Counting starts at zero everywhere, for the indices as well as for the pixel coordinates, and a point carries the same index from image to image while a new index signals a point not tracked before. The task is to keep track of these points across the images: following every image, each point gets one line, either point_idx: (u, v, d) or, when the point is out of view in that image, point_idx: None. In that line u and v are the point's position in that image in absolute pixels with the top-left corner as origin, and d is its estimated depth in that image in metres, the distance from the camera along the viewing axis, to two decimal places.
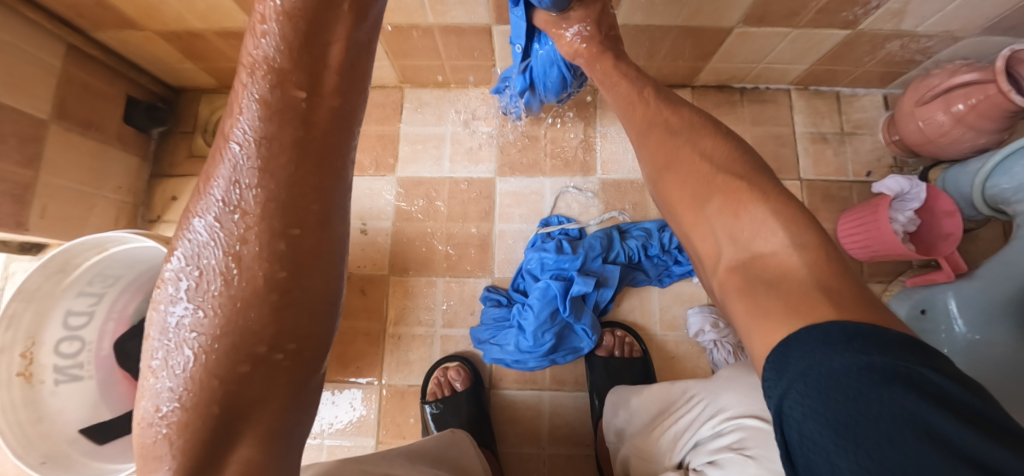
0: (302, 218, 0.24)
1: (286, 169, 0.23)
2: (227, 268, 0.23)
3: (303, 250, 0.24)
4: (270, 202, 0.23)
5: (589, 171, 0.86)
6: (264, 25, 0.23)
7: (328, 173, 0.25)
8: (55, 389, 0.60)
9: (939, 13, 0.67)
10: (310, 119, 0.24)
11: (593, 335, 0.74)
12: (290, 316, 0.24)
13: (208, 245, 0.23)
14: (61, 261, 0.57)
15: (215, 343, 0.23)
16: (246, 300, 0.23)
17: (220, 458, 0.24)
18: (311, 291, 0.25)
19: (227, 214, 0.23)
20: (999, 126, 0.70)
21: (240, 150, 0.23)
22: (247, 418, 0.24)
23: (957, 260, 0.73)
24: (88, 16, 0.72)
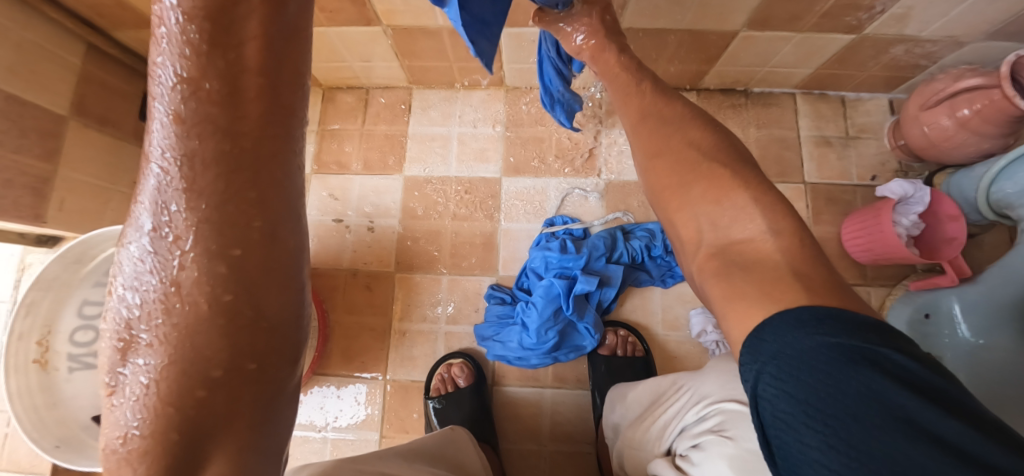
0: (244, 237, 0.20)
1: (216, 186, 0.19)
2: (167, 298, 0.19)
3: (253, 270, 0.20)
4: (203, 223, 0.19)
5: (594, 172, 0.87)
6: (162, 31, 0.18)
7: (274, 182, 0.20)
8: (69, 376, 0.61)
9: (943, 17, 0.67)
10: (238, 130, 0.19)
11: (595, 334, 0.74)
12: (240, 348, 0.20)
13: (143, 274, 0.20)
14: (78, 252, 0.59)
15: (158, 385, 0.19)
16: (190, 327, 0.19)
17: None
18: (267, 314, 0.20)
19: (161, 242, 0.19)
20: (1003, 131, 0.70)
21: (164, 176, 0.19)
22: (205, 469, 0.20)
23: (962, 264, 0.74)
24: (107, 16, 0.74)
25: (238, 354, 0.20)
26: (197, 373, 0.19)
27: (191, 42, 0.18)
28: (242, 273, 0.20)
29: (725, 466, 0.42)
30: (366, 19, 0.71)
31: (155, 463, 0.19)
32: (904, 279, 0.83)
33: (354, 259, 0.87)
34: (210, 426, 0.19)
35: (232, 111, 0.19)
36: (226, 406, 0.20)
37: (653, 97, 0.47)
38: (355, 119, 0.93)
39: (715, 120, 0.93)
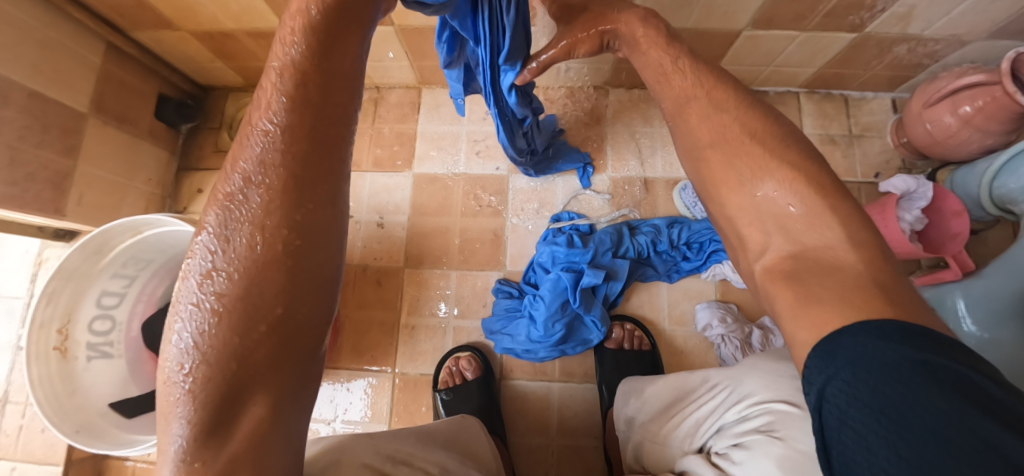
0: (311, 199, 0.29)
1: (295, 160, 0.28)
2: (253, 238, 0.27)
3: (302, 254, 0.28)
4: (283, 185, 0.28)
5: (601, 169, 0.88)
6: (294, 38, 0.29)
7: (333, 161, 0.30)
8: (87, 364, 0.63)
9: (945, 16, 0.68)
10: (322, 108, 0.29)
11: (602, 328, 0.75)
12: (284, 313, 0.28)
13: (214, 254, 0.28)
14: (99, 242, 0.61)
15: (231, 301, 0.27)
16: (266, 263, 0.27)
17: (238, 396, 0.27)
18: (313, 278, 0.28)
19: (252, 189, 0.28)
20: (1006, 128, 0.71)
21: (265, 134, 0.28)
22: (249, 403, 0.27)
23: (965, 258, 0.76)
24: (128, 16, 0.76)
25: (284, 316, 0.27)
26: (252, 326, 0.27)
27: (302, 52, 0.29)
28: (297, 257, 0.28)
29: (771, 464, 0.39)
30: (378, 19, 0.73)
31: (214, 376, 0.26)
32: (910, 275, 0.83)
33: (363, 255, 0.88)
34: (263, 351, 0.27)
35: (298, 139, 0.28)
36: (271, 352, 0.27)
37: None
38: (366, 118, 0.95)
39: None
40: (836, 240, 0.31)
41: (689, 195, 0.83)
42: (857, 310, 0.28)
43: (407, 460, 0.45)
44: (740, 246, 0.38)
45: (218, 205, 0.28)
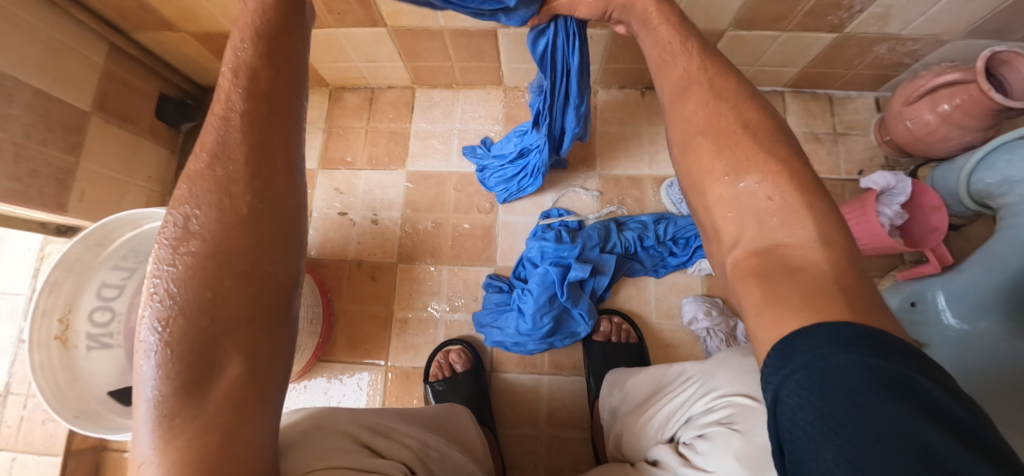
0: (271, 169, 0.33)
1: (247, 136, 0.33)
2: (221, 205, 0.31)
3: (265, 215, 0.32)
4: (242, 156, 0.33)
5: (590, 166, 0.90)
6: (243, 45, 0.35)
7: (287, 138, 0.35)
8: (87, 354, 0.65)
9: (921, 16, 0.70)
10: (270, 97, 0.35)
11: (589, 320, 0.77)
12: (251, 262, 0.31)
13: (187, 222, 0.31)
14: (100, 235, 0.64)
15: (200, 262, 0.30)
16: (233, 224, 0.31)
17: (213, 352, 0.29)
18: (276, 233, 0.32)
19: (218, 166, 0.32)
20: (983, 124, 0.73)
21: (223, 123, 0.33)
22: (224, 351, 0.29)
23: (944, 252, 0.77)
24: (130, 18, 0.79)
25: (252, 264, 0.31)
26: (221, 280, 0.30)
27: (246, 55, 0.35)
28: (260, 213, 0.32)
29: (732, 459, 0.42)
30: (372, 20, 0.76)
31: (190, 329, 0.29)
32: (893, 270, 0.85)
33: (358, 250, 0.90)
34: (235, 304, 0.30)
35: (254, 121, 0.34)
36: (244, 303, 0.30)
37: None
38: (361, 117, 0.97)
39: None
40: (794, 220, 0.33)
41: (676, 191, 0.85)
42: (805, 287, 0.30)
43: (388, 432, 0.47)
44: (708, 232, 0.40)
45: (187, 183, 0.32)
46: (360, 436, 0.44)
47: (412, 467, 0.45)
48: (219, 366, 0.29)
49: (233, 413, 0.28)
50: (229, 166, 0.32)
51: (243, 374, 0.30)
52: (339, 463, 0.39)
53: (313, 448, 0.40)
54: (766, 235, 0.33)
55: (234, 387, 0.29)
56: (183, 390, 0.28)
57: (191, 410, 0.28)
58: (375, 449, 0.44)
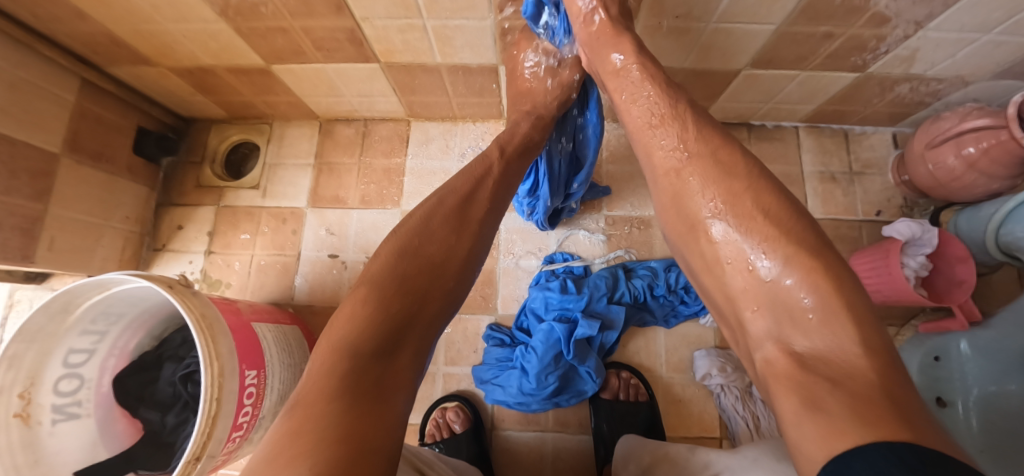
0: (471, 230, 0.49)
1: (473, 202, 0.51)
2: (447, 241, 0.46)
3: (460, 265, 0.47)
4: (467, 215, 0.49)
5: (595, 208, 0.85)
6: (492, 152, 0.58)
7: (487, 216, 0.51)
8: (52, 429, 0.59)
9: (950, 58, 0.66)
10: (491, 179, 0.54)
11: (597, 379, 0.72)
12: (428, 297, 0.43)
13: (421, 238, 0.45)
14: (63, 301, 0.57)
15: (418, 273, 0.43)
16: (444, 261, 0.45)
17: (398, 341, 0.38)
18: (457, 280, 0.46)
19: (452, 212, 0.48)
20: (1012, 172, 0.69)
21: (467, 186, 0.51)
22: (403, 343, 0.39)
23: (971, 308, 0.71)
24: (102, 52, 0.73)
25: (428, 298, 0.43)
26: (425, 294, 0.42)
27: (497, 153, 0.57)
28: (448, 265, 0.45)
29: None
30: (365, 58, 0.72)
31: (396, 311, 0.40)
32: (913, 319, 0.81)
33: None
34: (424, 316, 0.42)
35: (486, 198, 0.52)
36: (425, 316, 0.42)
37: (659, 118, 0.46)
38: (353, 153, 0.94)
39: None
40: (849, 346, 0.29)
41: None
42: None
43: (428, 463, 0.50)
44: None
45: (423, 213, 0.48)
46: (415, 462, 0.48)
47: None
48: (382, 367, 0.36)
49: (387, 408, 0.33)
50: (434, 224, 0.47)
51: (395, 380, 0.36)
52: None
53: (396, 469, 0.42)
54: (779, 325, 0.34)
55: (385, 389, 0.34)
56: (350, 374, 0.34)
57: (350, 393, 0.32)
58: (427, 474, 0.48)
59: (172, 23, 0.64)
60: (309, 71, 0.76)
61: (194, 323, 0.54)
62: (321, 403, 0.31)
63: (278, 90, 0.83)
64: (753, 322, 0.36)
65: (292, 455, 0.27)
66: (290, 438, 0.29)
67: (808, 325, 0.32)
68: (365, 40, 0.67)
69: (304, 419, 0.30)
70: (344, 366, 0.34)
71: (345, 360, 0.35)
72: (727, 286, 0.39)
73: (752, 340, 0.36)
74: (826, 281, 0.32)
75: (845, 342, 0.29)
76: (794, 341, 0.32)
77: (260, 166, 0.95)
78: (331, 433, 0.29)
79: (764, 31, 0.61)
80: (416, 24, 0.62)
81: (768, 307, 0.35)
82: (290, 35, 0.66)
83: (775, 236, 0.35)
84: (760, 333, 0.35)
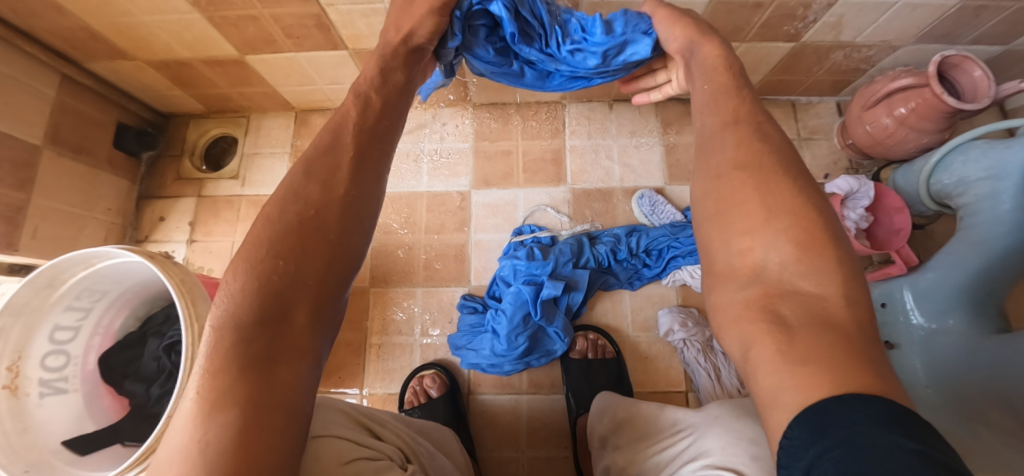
0: (361, 165, 0.38)
1: (360, 134, 0.39)
2: (327, 186, 0.35)
3: (354, 203, 0.36)
4: (353, 151, 0.38)
5: (559, 182, 0.90)
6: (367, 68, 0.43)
7: (380, 146, 0.40)
8: (39, 401, 0.61)
9: (873, 24, 0.72)
10: (387, 91, 0.42)
11: (565, 338, 0.76)
12: (311, 249, 0.33)
13: (292, 189, 0.35)
14: (49, 276, 0.59)
15: (291, 230, 0.33)
16: (331, 206, 0.35)
17: (289, 304, 0.32)
18: (356, 222, 0.36)
19: (331, 150, 0.37)
20: (939, 126, 0.75)
21: (348, 112, 0.40)
22: (294, 307, 0.32)
23: (908, 253, 0.77)
24: (81, 48, 0.76)
25: (312, 251, 0.33)
26: (307, 251, 0.33)
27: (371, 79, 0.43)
28: (326, 210, 0.35)
29: None
30: (332, 44, 0.76)
31: (273, 277, 0.32)
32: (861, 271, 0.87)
33: None
34: (318, 269, 0.33)
35: (375, 121, 0.40)
36: (319, 269, 0.33)
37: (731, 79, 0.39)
38: None
39: (674, 128, 0.94)
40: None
41: (647, 203, 0.87)
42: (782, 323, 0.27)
43: (381, 421, 0.54)
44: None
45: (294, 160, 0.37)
46: (360, 419, 0.51)
47: (401, 450, 0.51)
48: (276, 336, 0.30)
49: (283, 378, 0.30)
50: (299, 167, 0.36)
51: (296, 344, 0.31)
52: (337, 435, 0.45)
53: (318, 419, 0.46)
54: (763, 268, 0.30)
55: (284, 356, 0.30)
56: (238, 345, 0.29)
57: (241, 365, 0.29)
58: (372, 431, 0.51)
59: (146, 15, 0.68)
60: (280, 59, 0.80)
61: (173, 287, 0.57)
62: (211, 378, 0.28)
63: (254, 80, 0.86)
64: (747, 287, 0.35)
65: (198, 429, 0.27)
66: (191, 413, 0.28)
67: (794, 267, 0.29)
68: (331, 25, 0.71)
69: (202, 407, 0.28)
70: (228, 340, 0.29)
71: (226, 336, 0.29)
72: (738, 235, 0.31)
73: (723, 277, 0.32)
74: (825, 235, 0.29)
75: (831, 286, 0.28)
76: (785, 279, 0.29)
77: (238, 156, 0.98)
78: (225, 411, 0.27)
79: (698, 3, 0.66)
80: (378, 8, 0.67)
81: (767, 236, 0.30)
82: (260, 23, 0.70)
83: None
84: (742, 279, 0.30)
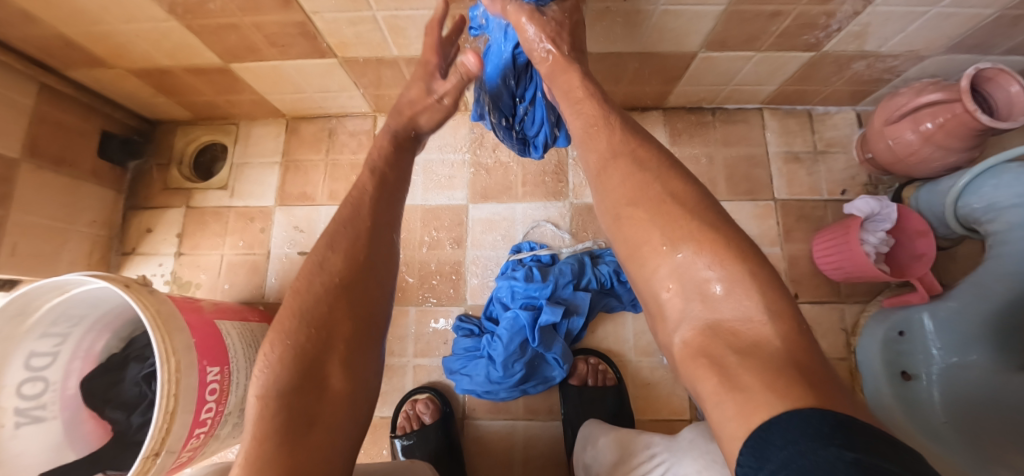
0: (375, 245, 0.46)
1: (368, 218, 0.47)
2: (349, 267, 0.43)
3: (374, 277, 0.44)
4: (362, 233, 0.45)
5: (560, 197, 0.86)
6: (372, 167, 0.53)
7: (386, 227, 0.48)
8: (14, 432, 0.59)
9: (900, 33, 0.66)
10: (389, 182, 0.52)
11: (564, 365, 0.72)
12: (338, 321, 0.40)
13: (315, 274, 0.42)
14: (20, 304, 0.56)
15: (320, 308, 0.40)
16: (354, 281, 0.42)
17: (322, 373, 0.37)
18: (375, 294, 0.43)
19: (344, 236, 0.45)
20: (967, 144, 0.69)
21: (357, 200, 0.48)
22: (328, 376, 0.37)
23: (932, 281, 0.72)
24: (58, 56, 0.72)
25: (339, 323, 0.40)
26: (335, 325, 0.39)
27: (376, 175, 0.52)
28: (348, 283, 0.42)
29: None
30: (320, 52, 0.71)
31: (306, 348, 0.38)
32: (878, 295, 0.82)
33: None
34: (346, 339, 0.39)
35: (381, 206, 0.49)
36: (349, 339, 0.39)
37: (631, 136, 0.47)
38: (320, 150, 0.94)
39: (681, 140, 0.91)
40: (755, 317, 0.33)
41: None
42: (762, 379, 0.29)
43: None
44: (663, 323, 0.40)
45: (316, 245, 0.44)
46: None
47: None
48: (314, 402, 0.36)
49: (321, 441, 0.34)
50: (324, 253, 0.43)
51: (331, 406, 0.36)
52: None
53: None
54: (691, 306, 0.37)
55: (320, 418, 0.35)
56: (283, 412, 0.34)
57: (285, 427, 0.34)
58: None
59: (122, 23, 0.64)
60: (266, 68, 0.76)
61: (149, 319, 0.54)
62: (259, 441, 0.33)
63: (240, 88, 0.82)
64: (733, 315, 0.34)
65: None
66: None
67: (716, 298, 0.35)
68: (317, 33, 0.66)
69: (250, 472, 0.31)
70: (272, 407, 0.34)
71: (269, 404, 0.35)
72: (683, 289, 0.38)
73: (670, 324, 0.38)
74: (769, 303, 0.34)
75: (751, 310, 0.33)
76: (705, 317, 0.36)
77: (227, 166, 0.95)
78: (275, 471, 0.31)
79: (712, 11, 0.61)
80: (365, 16, 0.62)
81: (682, 286, 0.37)
82: (242, 31, 0.66)
83: (682, 218, 0.38)
84: (676, 315, 0.38)
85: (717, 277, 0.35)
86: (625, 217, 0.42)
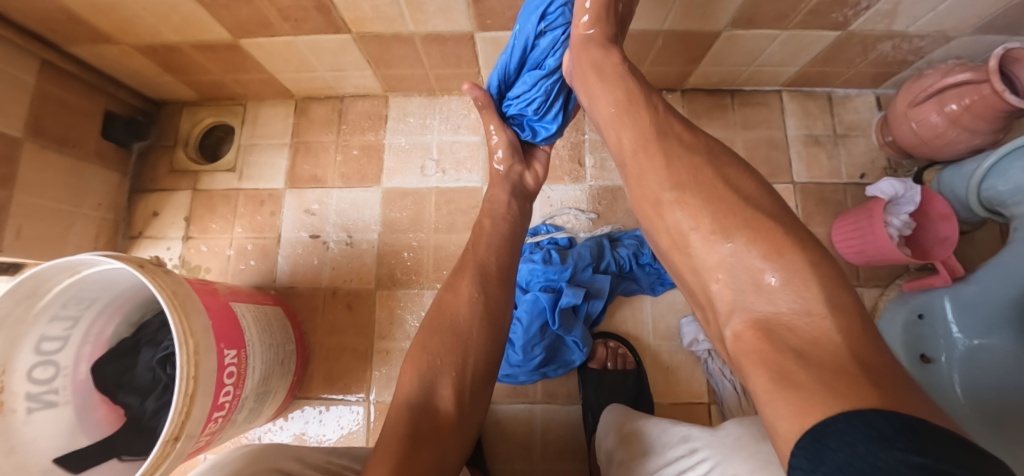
0: (487, 294, 0.57)
1: (478, 271, 0.58)
2: (465, 310, 0.54)
3: (485, 318, 0.54)
4: (472, 280, 0.57)
5: (579, 179, 0.84)
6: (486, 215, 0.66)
7: (497, 278, 0.59)
8: (27, 417, 0.57)
9: (931, 12, 0.65)
10: (495, 230, 0.64)
11: (583, 348, 0.72)
12: (454, 351, 0.51)
13: (437, 314, 0.55)
14: (30, 286, 0.54)
15: (442, 340, 0.52)
16: (469, 321, 0.54)
17: (440, 389, 0.49)
18: (486, 333, 0.54)
19: (458, 284, 0.57)
20: (994, 127, 0.68)
21: (470, 255, 0.61)
22: (444, 391, 0.49)
23: (954, 263, 0.71)
24: (59, 31, 0.69)
25: (455, 351, 0.51)
26: (453, 354, 0.51)
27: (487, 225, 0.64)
28: (461, 318, 0.54)
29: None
30: (334, 27, 0.69)
31: (425, 370, 0.50)
32: (896, 279, 0.83)
33: (333, 277, 0.85)
34: (461, 366, 0.51)
35: (492, 259, 0.60)
36: (464, 365, 0.51)
37: (669, 112, 0.46)
38: (330, 131, 0.92)
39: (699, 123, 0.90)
40: (816, 306, 0.31)
41: None
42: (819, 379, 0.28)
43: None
44: (715, 309, 0.39)
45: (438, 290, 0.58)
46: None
47: None
48: (432, 415, 0.47)
49: (439, 443, 0.45)
50: (447, 296, 0.56)
51: (446, 419, 0.47)
52: None
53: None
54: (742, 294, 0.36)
55: (438, 426, 0.46)
56: (410, 424, 0.46)
57: (413, 430, 0.45)
58: None
59: None
60: (277, 44, 0.73)
61: (165, 300, 0.51)
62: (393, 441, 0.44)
63: (249, 66, 0.80)
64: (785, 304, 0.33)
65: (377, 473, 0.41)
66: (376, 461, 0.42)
67: (773, 288, 0.33)
68: (332, 7, 0.64)
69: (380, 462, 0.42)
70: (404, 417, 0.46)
71: (405, 413, 0.47)
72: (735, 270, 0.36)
73: (721, 315, 0.38)
74: (826, 281, 0.32)
75: (812, 303, 0.31)
76: (762, 306, 0.34)
77: (234, 148, 0.93)
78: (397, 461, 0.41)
79: None
80: None
81: (731, 273, 0.36)
82: (254, 4, 0.63)
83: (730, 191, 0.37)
84: (727, 306, 0.37)
85: (771, 258, 0.34)
86: (673, 198, 0.41)
